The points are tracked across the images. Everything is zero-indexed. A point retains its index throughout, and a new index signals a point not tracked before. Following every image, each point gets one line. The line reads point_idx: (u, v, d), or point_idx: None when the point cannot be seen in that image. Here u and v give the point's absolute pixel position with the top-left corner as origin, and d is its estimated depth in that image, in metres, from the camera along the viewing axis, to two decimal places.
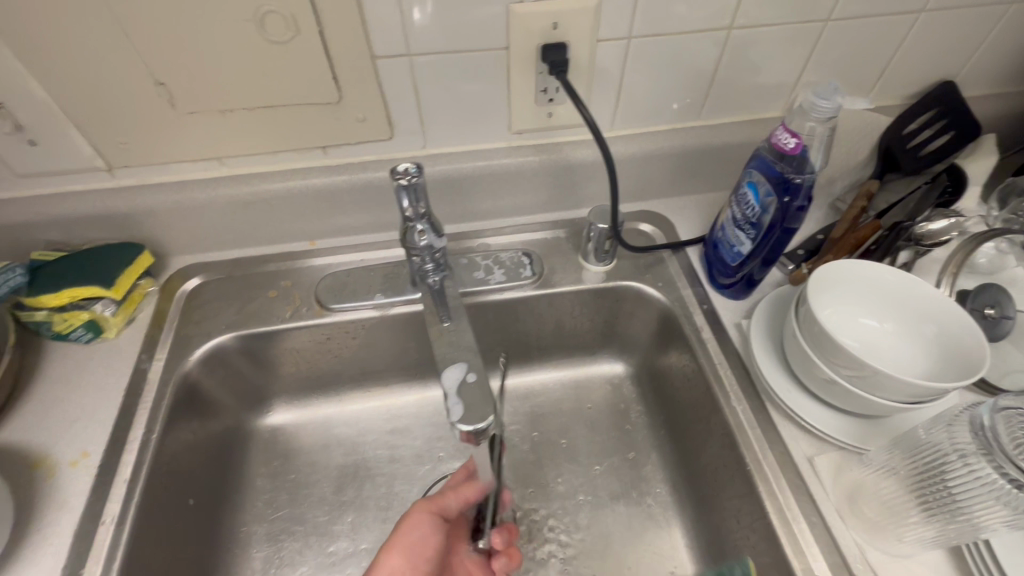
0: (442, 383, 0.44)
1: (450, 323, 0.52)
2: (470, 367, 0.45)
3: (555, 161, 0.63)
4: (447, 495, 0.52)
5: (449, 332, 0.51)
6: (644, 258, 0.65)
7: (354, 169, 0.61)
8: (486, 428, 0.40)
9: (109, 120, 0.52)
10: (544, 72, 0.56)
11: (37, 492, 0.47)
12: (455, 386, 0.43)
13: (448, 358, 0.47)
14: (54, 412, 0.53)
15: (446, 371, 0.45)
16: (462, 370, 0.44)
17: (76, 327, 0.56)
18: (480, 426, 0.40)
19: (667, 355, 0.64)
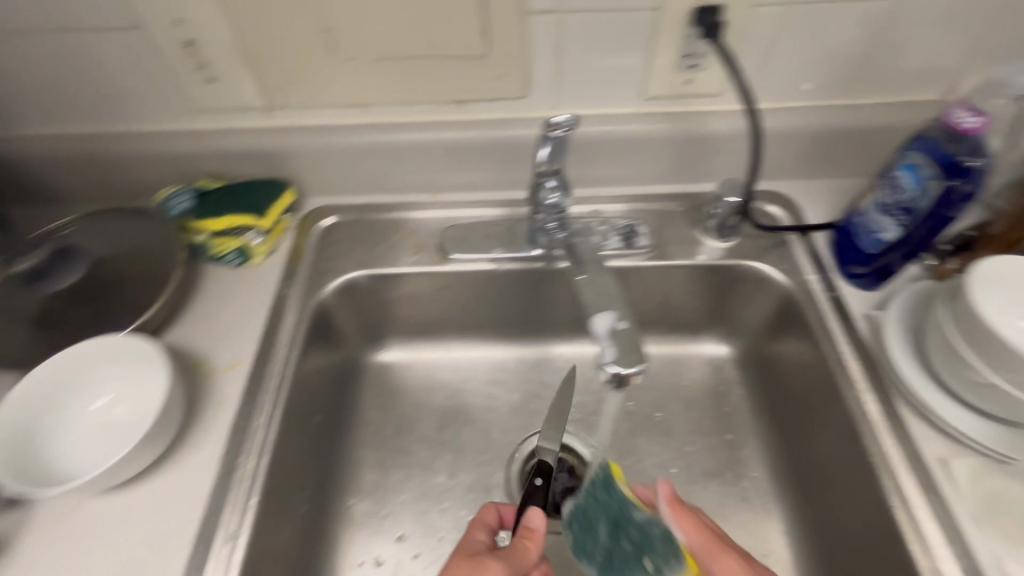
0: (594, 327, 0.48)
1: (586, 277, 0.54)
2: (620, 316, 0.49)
3: (686, 130, 0.62)
4: (522, 555, 0.46)
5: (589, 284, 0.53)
6: (766, 239, 0.63)
7: (485, 124, 0.63)
8: (633, 373, 0.44)
9: (278, 62, 0.57)
10: (691, 36, 0.55)
11: (200, 388, 0.54)
12: (605, 330, 0.47)
13: (595, 305, 0.51)
14: (210, 323, 0.59)
15: (596, 317, 0.49)
16: (612, 318, 0.48)
17: (229, 251, 0.62)
18: (631, 368, 0.45)
19: (780, 340, 0.62)
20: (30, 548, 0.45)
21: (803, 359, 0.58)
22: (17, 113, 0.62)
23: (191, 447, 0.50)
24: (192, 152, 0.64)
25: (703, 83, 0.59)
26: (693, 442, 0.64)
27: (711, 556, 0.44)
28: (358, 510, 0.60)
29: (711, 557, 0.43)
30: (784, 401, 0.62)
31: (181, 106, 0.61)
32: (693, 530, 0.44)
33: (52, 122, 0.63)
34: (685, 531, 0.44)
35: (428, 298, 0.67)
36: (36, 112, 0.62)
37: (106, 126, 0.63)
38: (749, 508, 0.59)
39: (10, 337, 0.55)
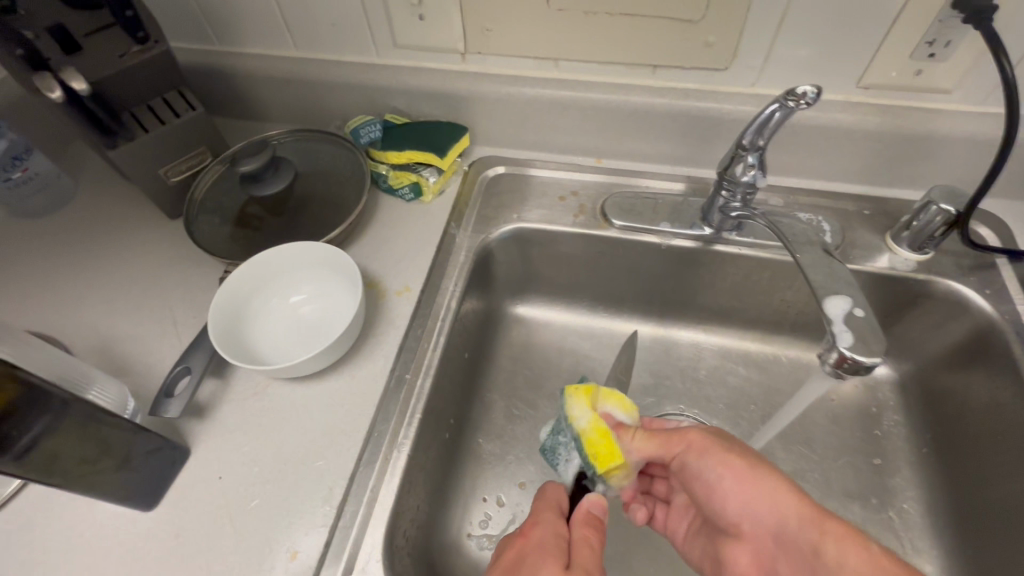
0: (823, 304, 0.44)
1: (801, 257, 0.47)
2: (856, 301, 0.43)
3: (900, 127, 0.57)
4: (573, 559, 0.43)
5: (810, 264, 0.46)
6: (968, 259, 0.57)
7: (674, 94, 0.61)
8: (871, 367, 0.40)
9: (490, 7, 0.58)
10: (944, 21, 0.49)
11: (374, 306, 0.57)
12: (842, 315, 0.42)
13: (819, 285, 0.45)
14: (383, 248, 0.63)
15: (829, 298, 0.44)
16: (848, 303, 0.43)
17: (405, 185, 0.65)
18: (872, 363, 0.40)
19: (964, 370, 0.56)
20: (228, 416, 0.50)
21: (996, 397, 0.53)
22: (243, 31, 0.68)
23: (365, 358, 0.54)
24: (386, 86, 0.67)
25: (935, 76, 0.54)
26: (836, 459, 0.60)
27: (676, 441, 0.48)
28: (487, 450, 0.62)
29: (671, 442, 0.48)
30: (955, 436, 0.56)
31: (385, 40, 0.65)
32: (644, 445, 0.49)
33: (269, 43, 0.68)
34: (639, 447, 0.49)
35: (579, 262, 0.67)
36: (259, 32, 0.67)
37: (314, 53, 0.68)
38: (893, 538, 0.56)
39: (218, 231, 0.61)
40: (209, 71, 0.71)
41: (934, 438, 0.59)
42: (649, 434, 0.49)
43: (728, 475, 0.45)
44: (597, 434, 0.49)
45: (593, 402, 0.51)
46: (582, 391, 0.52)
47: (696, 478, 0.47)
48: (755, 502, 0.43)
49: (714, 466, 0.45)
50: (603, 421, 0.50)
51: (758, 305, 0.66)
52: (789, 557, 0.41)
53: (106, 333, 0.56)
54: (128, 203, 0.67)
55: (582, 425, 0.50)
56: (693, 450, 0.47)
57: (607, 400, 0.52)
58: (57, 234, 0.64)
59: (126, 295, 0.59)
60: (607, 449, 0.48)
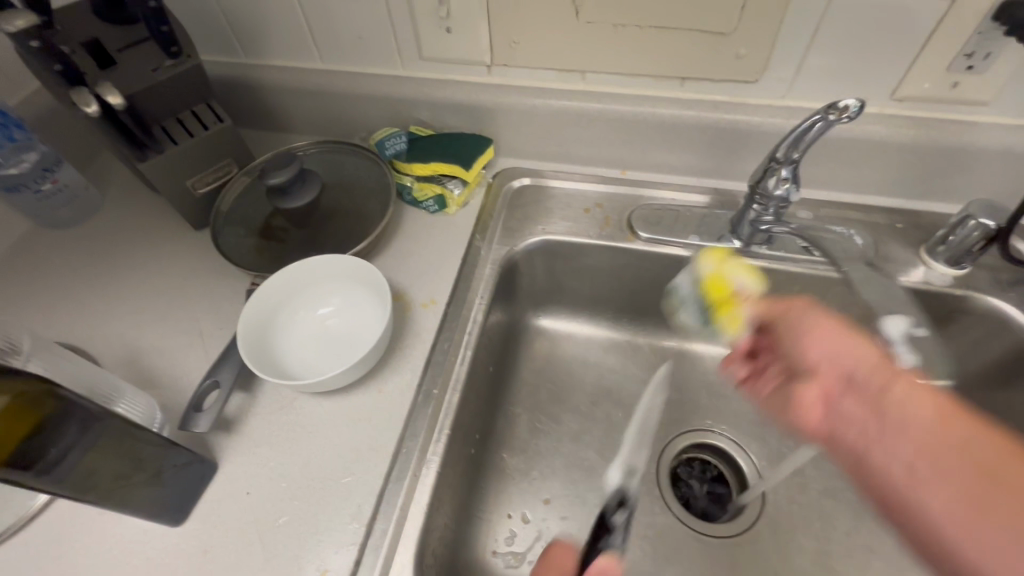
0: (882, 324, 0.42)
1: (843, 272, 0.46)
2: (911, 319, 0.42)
3: (939, 139, 0.56)
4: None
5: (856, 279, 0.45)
6: (1007, 273, 0.56)
7: (702, 106, 0.61)
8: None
9: (518, 20, 0.58)
10: (983, 33, 0.49)
11: (400, 319, 0.57)
12: (900, 336, 0.41)
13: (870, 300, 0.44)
14: (408, 260, 0.62)
15: (887, 317, 0.42)
16: (905, 321, 0.41)
17: (429, 197, 0.65)
18: None
19: (1005, 388, 0.55)
20: (256, 429, 0.50)
21: None
22: (271, 44, 0.68)
23: (393, 372, 0.53)
24: (412, 98, 0.67)
25: (973, 89, 0.53)
26: None
27: (783, 306, 0.43)
28: (512, 465, 0.62)
29: (789, 305, 0.43)
30: None
31: (411, 53, 0.65)
32: (774, 306, 0.43)
33: (295, 56, 0.69)
34: (764, 310, 0.44)
35: (604, 274, 0.66)
36: (286, 45, 0.68)
37: (340, 65, 0.69)
38: None
39: (244, 243, 0.61)
40: (236, 83, 0.72)
41: None
42: (770, 304, 0.44)
43: (828, 337, 0.39)
44: (721, 283, 0.46)
45: (725, 260, 0.47)
46: (722, 254, 0.48)
47: (790, 332, 0.42)
48: (838, 346, 0.38)
49: (818, 319, 0.40)
50: (728, 280, 0.46)
51: None
52: (854, 397, 0.36)
53: (134, 345, 0.56)
54: (155, 214, 0.67)
55: (706, 269, 0.47)
56: (792, 318, 0.42)
57: (738, 265, 0.46)
58: (84, 245, 0.65)
59: (152, 306, 0.59)
60: (723, 301, 0.45)
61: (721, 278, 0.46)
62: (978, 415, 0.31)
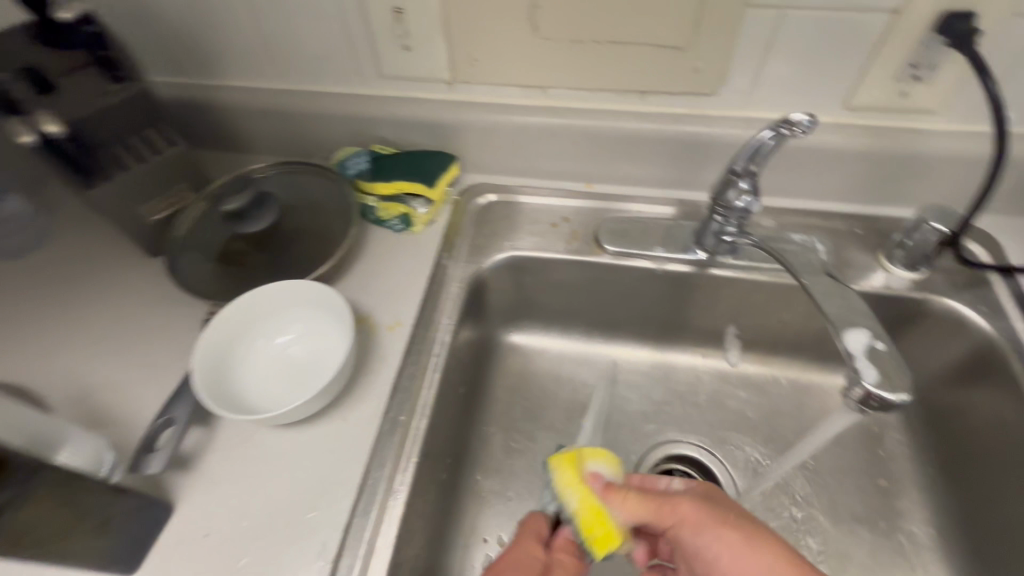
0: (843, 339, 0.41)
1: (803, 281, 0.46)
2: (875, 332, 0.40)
3: (892, 147, 0.57)
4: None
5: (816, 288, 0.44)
6: (962, 275, 0.57)
7: (663, 119, 0.61)
8: (898, 403, 0.37)
9: (476, 37, 0.58)
10: (927, 44, 0.50)
11: (365, 343, 0.56)
12: (864, 349, 0.39)
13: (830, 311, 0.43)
14: (373, 281, 0.61)
15: (847, 331, 0.41)
16: (867, 335, 0.40)
17: (394, 216, 0.64)
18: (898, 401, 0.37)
19: (965, 388, 0.56)
20: (216, 466, 0.48)
21: (998, 414, 0.52)
22: (225, 64, 0.66)
23: (359, 399, 0.52)
24: (373, 116, 0.66)
25: (921, 97, 0.54)
26: (842, 481, 0.59)
27: (671, 511, 0.44)
28: (487, 487, 0.60)
29: (669, 514, 0.44)
30: (959, 454, 0.56)
31: (370, 71, 0.64)
32: (636, 508, 0.44)
33: (251, 75, 0.67)
34: (628, 509, 0.44)
35: (573, 288, 0.66)
36: (241, 65, 0.66)
37: (298, 84, 0.67)
38: (904, 563, 0.55)
39: (202, 270, 0.59)
40: (190, 105, 0.70)
41: (938, 458, 0.58)
42: (641, 497, 0.44)
43: (727, 552, 0.41)
44: (592, 515, 0.43)
45: (575, 470, 0.45)
46: (566, 459, 0.46)
47: (694, 555, 0.43)
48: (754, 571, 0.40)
49: (709, 532, 0.42)
50: (593, 490, 0.45)
51: (755, 327, 0.65)
52: None
53: (83, 383, 0.53)
54: (106, 243, 0.64)
55: (574, 506, 0.44)
56: (689, 524, 0.43)
57: (587, 459, 0.47)
58: (30, 277, 0.62)
59: (103, 340, 0.57)
60: (598, 536, 0.43)
61: (587, 511, 0.44)
62: (800, 563, 0.39)
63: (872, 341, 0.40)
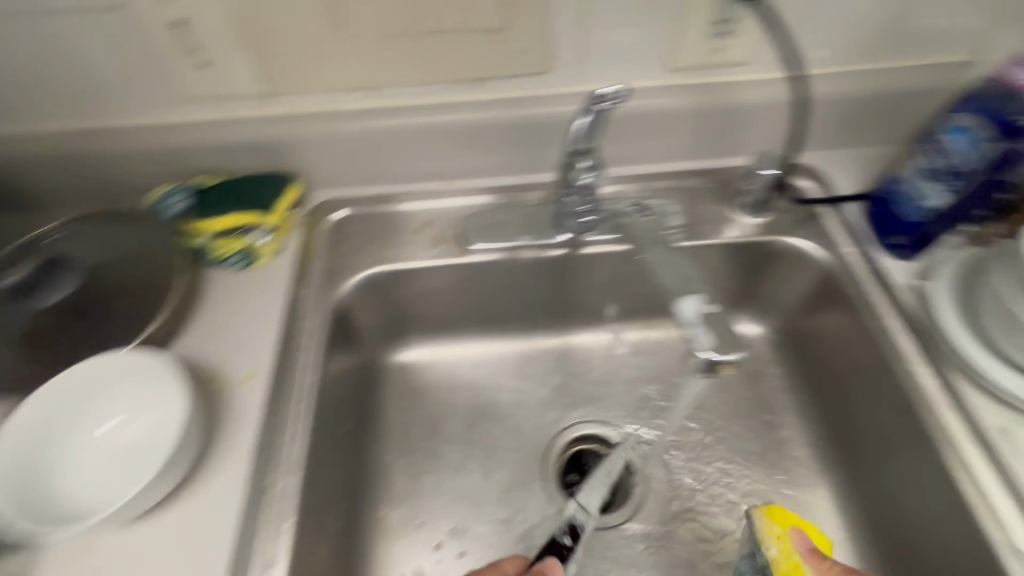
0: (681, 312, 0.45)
1: None
2: (705, 299, 0.44)
3: (718, 101, 0.59)
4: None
5: None
6: (798, 213, 0.61)
7: (503, 104, 0.59)
8: (732, 364, 0.41)
9: (279, 44, 0.52)
10: (725, 0, 0.52)
11: (217, 404, 0.49)
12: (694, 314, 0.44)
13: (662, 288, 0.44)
14: (219, 331, 0.54)
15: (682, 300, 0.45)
16: (697, 302, 0.45)
17: (234, 253, 0.57)
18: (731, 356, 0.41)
19: (818, 315, 0.60)
20: None
21: (845, 333, 0.56)
22: None
23: (216, 470, 0.46)
24: (183, 145, 0.58)
25: (734, 50, 0.56)
26: (732, 425, 0.62)
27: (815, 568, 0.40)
28: (393, 521, 0.57)
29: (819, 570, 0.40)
30: (822, 376, 0.60)
31: (166, 94, 0.56)
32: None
33: (22, 118, 0.56)
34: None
35: (449, 292, 0.63)
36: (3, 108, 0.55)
37: (87, 123, 0.58)
38: (795, 487, 0.58)
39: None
40: None
41: (808, 383, 0.62)
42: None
43: None
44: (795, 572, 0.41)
45: (785, 527, 0.43)
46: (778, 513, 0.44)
47: None
48: None
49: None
50: (798, 554, 0.41)
51: (634, 295, 0.66)
52: None
53: None
54: None
55: (774, 556, 0.42)
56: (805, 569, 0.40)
57: (797, 522, 0.43)
58: None
59: None
60: None
61: (787, 568, 0.41)
62: None
63: (702, 310, 0.45)
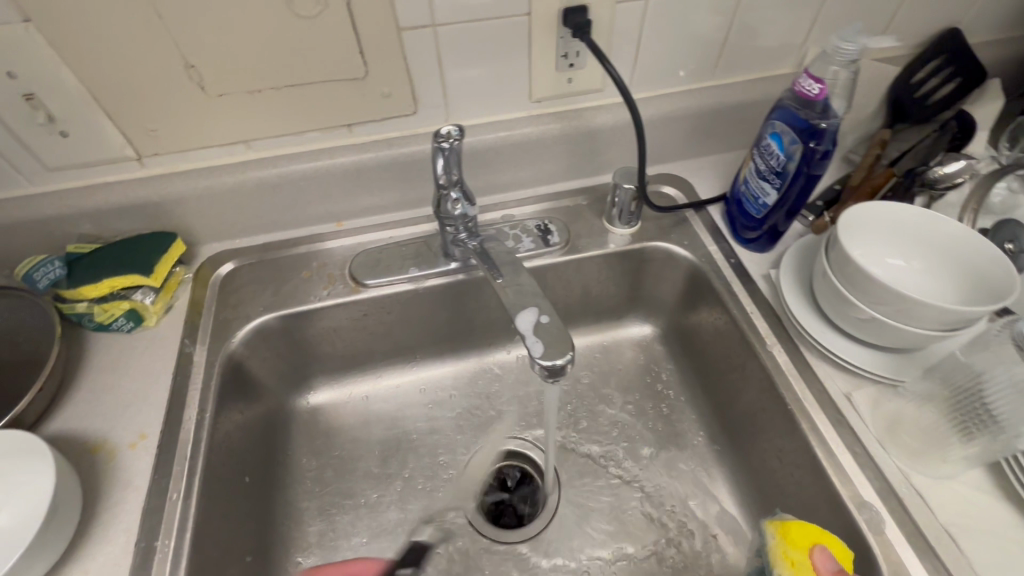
0: (518, 325, 0.44)
1: (504, 280, 0.50)
2: (542, 309, 0.46)
3: (580, 127, 0.64)
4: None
5: (514, 283, 0.49)
6: (666, 219, 0.67)
7: (379, 146, 0.62)
8: (565, 366, 0.42)
9: (141, 108, 0.53)
10: (565, 37, 0.57)
11: (101, 474, 0.48)
12: (531, 327, 0.44)
13: (518, 302, 0.47)
14: (103, 399, 0.53)
15: (519, 314, 0.45)
16: (535, 313, 0.45)
17: (117, 317, 0.56)
18: (564, 361, 0.42)
19: (696, 311, 0.65)
20: None
21: (717, 324, 0.62)
22: None
23: (100, 543, 0.45)
24: (55, 215, 0.57)
25: (584, 80, 0.62)
26: (635, 424, 0.65)
27: None
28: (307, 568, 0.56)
29: None
30: (706, 367, 0.65)
31: (31, 165, 0.55)
32: None
33: None
34: None
35: (348, 330, 0.64)
36: None
37: None
38: (694, 475, 0.61)
39: None
40: None
41: (697, 376, 0.66)
42: None
43: None
44: None
45: (803, 549, 0.40)
46: (796, 538, 0.41)
47: None
48: None
49: None
50: None
51: None
52: None
53: None
54: None
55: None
56: None
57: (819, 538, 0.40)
58: None
59: None
60: None
61: None
62: None
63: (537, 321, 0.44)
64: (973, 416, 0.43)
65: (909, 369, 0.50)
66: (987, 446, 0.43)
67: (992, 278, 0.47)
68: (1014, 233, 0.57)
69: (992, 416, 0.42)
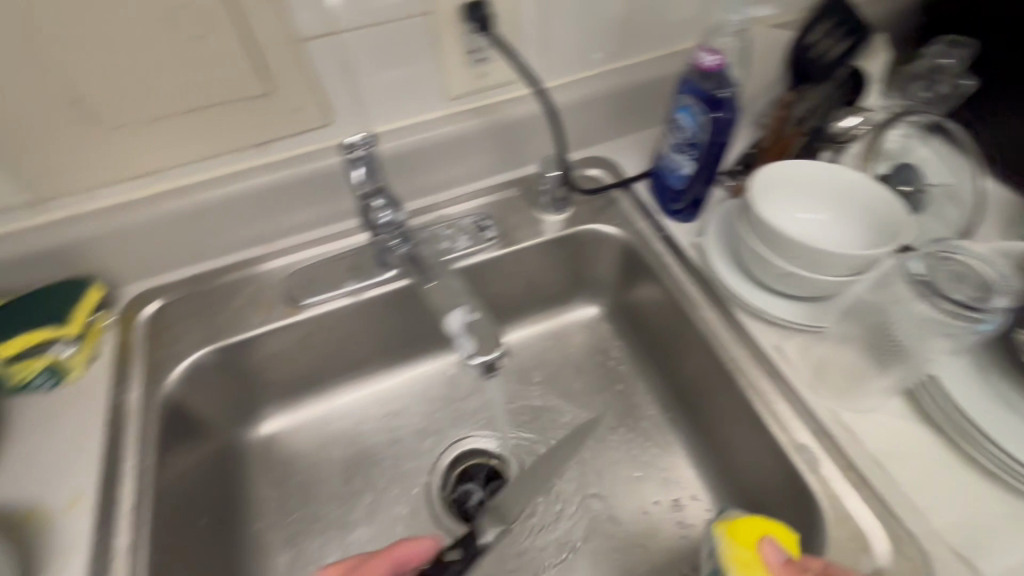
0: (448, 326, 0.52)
1: None
2: (468, 310, 0.53)
3: (500, 120, 0.65)
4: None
5: None
6: (596, 202, 0.68)
7: (297, 162, 0.60)
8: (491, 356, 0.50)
9: (28, 150, 0.50)
10: (470, 33, 0.57)
11: (35, 544, 0.45)
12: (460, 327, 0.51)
13: None
14: (30, 463, 0.50)
15: (448, 315, 0.52)
16: (461, 314, 0.52)
17: (35, 375, 0.53)
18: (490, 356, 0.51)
19: (635, 287, 0.67)
20: None
21: (655, 297, 0.64)
22: None
23: None
24: None
25: (497, 74, 0.62)
26: (591, 403, 0.67)
27: None
28: None
29: None
30: (650, 339, 0.67)
31: None
32: None
33: None
34: None
35: (292, 353, 0.63)
36: None
37: None
38: (651, 444, 0.64)
39: None
40: None
41: (644, 349, 0.69)
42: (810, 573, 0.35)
43: None
44: None
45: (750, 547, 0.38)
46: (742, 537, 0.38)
47: None
48: None
49: None
50: None
51: None
52: None
53: None
54: None
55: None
56: None
57: (764, 530, 0.39)
58: None
59: None
60: None
61: None
62: None
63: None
64: (888, 348, 0.49)
65: (828, 314, 0.53)
66: (902, 372, 0.48)
67: (889, 220, 0.51)
68: (908, 176, 0.61)
69: (903, 347, 0.48)
